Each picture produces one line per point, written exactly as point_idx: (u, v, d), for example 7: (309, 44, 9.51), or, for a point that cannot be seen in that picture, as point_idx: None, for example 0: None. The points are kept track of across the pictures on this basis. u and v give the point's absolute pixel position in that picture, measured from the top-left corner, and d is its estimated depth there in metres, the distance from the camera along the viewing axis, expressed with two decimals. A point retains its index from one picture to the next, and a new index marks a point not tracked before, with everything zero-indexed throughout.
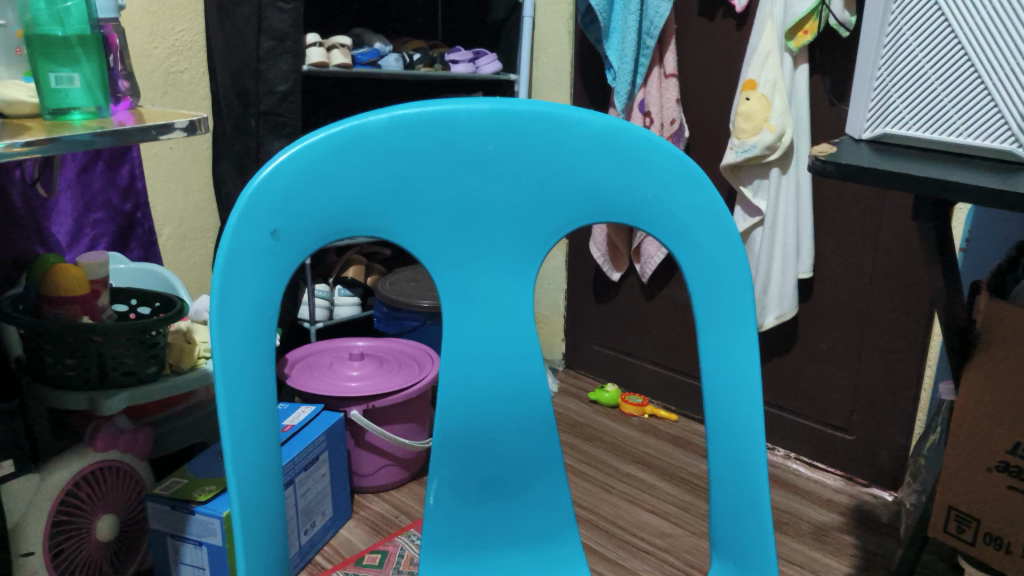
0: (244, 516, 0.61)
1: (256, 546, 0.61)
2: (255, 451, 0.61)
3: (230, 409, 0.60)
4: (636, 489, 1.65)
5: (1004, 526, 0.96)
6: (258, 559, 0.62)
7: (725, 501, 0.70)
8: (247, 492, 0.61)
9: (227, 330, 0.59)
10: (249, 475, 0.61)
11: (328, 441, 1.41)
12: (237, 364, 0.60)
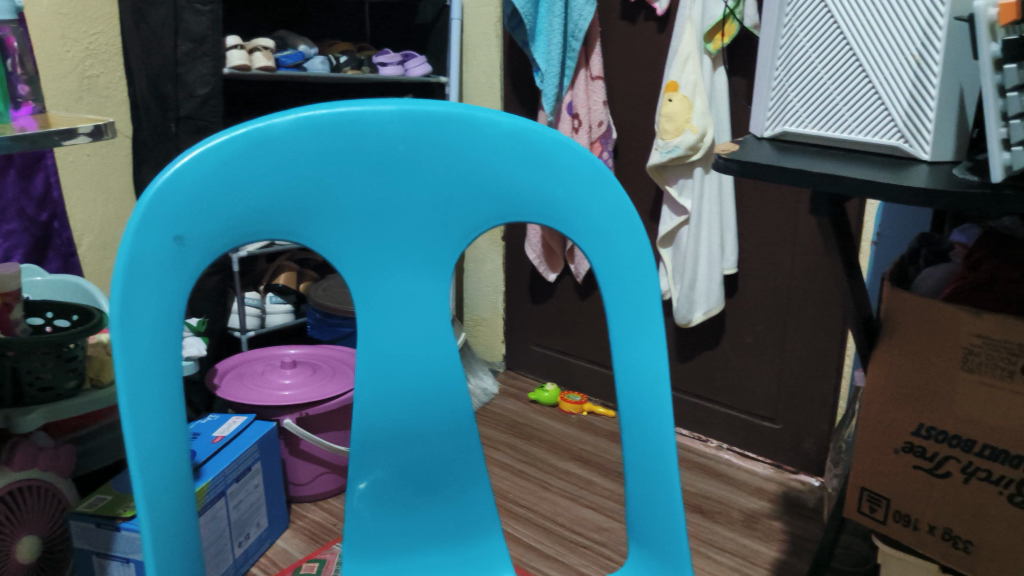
0: (155, 528, 0.60)
1: (166, 550, 0.61)
2: (164, 460, 0.60)
3: (138, 417, 0.59)
4: (575, 486, 1.67)
5: (911, 503, 1.02)
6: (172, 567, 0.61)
7: (640, 489, 0.72)
8: (155, 497, 0.61)
9: (130, 338, 0.59)
10: (157, 480, 0.61)
11: (261, 450, 1.40)
12: (143, 372, 0.59)
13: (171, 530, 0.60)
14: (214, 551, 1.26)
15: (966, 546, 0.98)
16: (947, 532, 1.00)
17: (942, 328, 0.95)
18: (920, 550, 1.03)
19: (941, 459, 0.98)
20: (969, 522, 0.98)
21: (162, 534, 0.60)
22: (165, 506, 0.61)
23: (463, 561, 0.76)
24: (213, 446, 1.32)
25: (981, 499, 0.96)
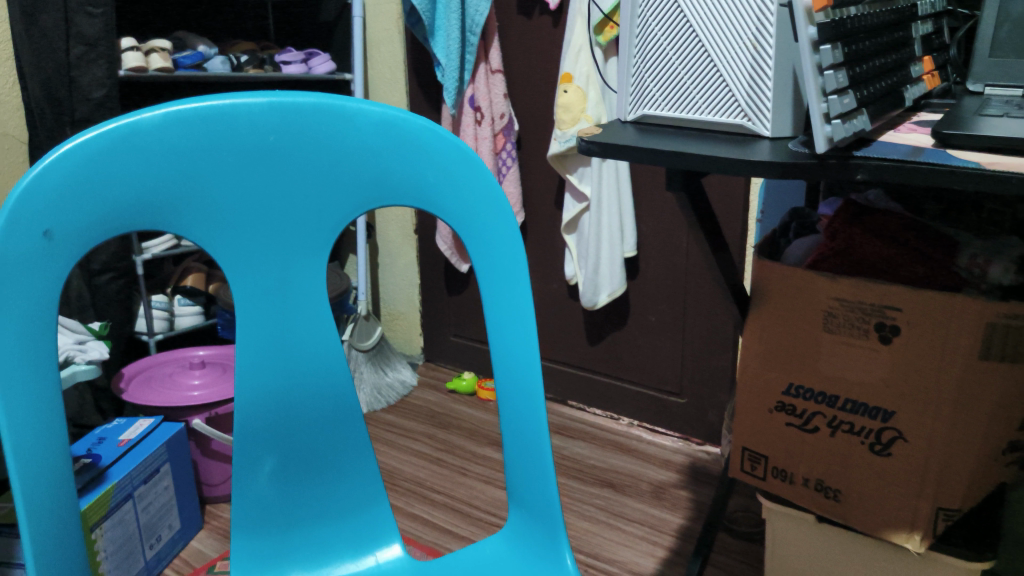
0: (34, 521, 0.59)
1: (48, 542, 0.59)
2: (40, 456, 0.60)
3: (12, 413, 0.58)
4: (491, 469, 1.72)
5: (785, 458, 1.10)
6: (56, 558, 0.60)
7: (516, 454, 0.76)
8: (34, 487, 0.59)
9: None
10: (36, 471, 0.59)
11: (170, 452, 1.38)
12: (15, 365, 0.59)
13: (50, 526, 0.60)
14: (123, 554, 1.25)
15: (836, 495, 1.07)
16: (819, 484, 1.08)
17: (803, 293, 1.02)
18: (797, 502, 1.12)
19: (810, 416, 1.06)
20: (836, 472, 1.06)
21: (40, 532, 0.59)
22: (45, 496, 0.60)
23: (352, 533, 0.79)
24: (119, 449, 1.31)
25: (846, 451, 1.05)
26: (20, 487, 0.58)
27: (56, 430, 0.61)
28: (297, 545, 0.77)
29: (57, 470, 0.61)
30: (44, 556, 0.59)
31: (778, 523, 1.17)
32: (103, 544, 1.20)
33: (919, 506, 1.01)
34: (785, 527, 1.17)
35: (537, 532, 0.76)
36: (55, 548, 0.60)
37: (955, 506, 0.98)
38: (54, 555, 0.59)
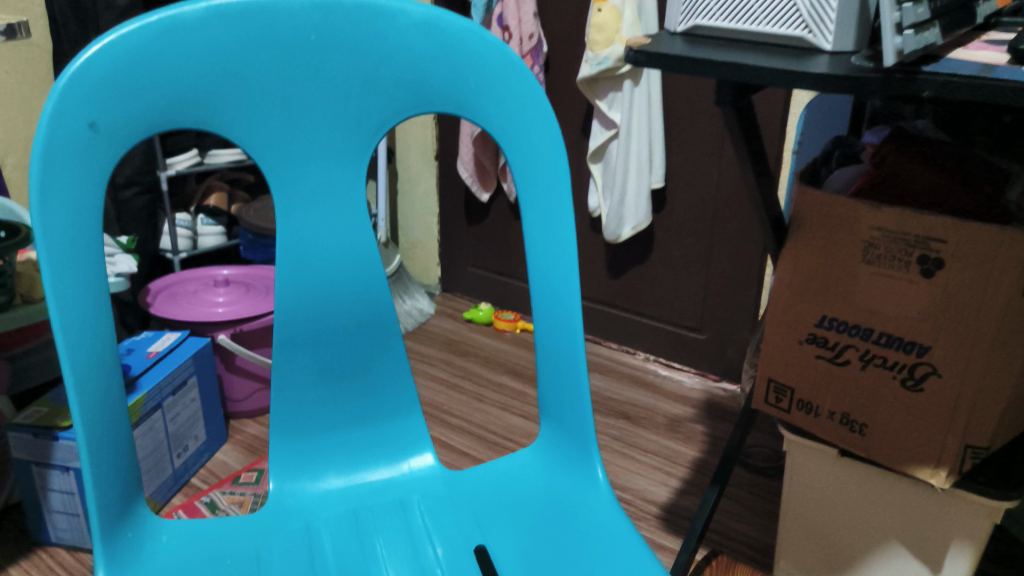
0: (86, 415, 0.58)
1: (99, 435, 0.60)
2: (90, 349, 0.60)
3: (62, 304, 0.58)
4: (507, 396, 1.72)
5: (813, 390, 1.09)
6: (105, 450, 0.60)
7: (550, 370, 0.75)
8: (83, 381, 0.59)
9: (50, 223, 0.58)
10: (85, 363, 0.59)
11: (196, 365, 1.39)
12: (65, 257, 0.58)
13: (99, 418, 0.60)
14: (152, 462, 1.27)
15: (862, 429, 1.05)
16: (845, 417, 1.06)
17: (846, 221, 1.00)
18: (821, 435, 1.10)
19: (842, 349, 1.04)
20: (864, 405, 1.04)
21: (91, 424, 0.59)
22: (95, 389, 0.60)
23: (386, 439, 0.79)
24: (148, 360, 1.31)
25: (877, 384, 1.03)
26: (73, 380, 0.58)
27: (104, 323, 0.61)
28: (331, 449, 0.77)
29: (105, 363, 0.61)
30: (95, 446, 0.59)
31: (799, 456, 1.15)
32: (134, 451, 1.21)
33: (946, 443, 0.98)
34: (805, 462, 1.15)
35: (569, 445, 0.75)
36: (102, 440, 0.60)
37: (984, 444, 0.96)
38: (103, 446, 0.60)
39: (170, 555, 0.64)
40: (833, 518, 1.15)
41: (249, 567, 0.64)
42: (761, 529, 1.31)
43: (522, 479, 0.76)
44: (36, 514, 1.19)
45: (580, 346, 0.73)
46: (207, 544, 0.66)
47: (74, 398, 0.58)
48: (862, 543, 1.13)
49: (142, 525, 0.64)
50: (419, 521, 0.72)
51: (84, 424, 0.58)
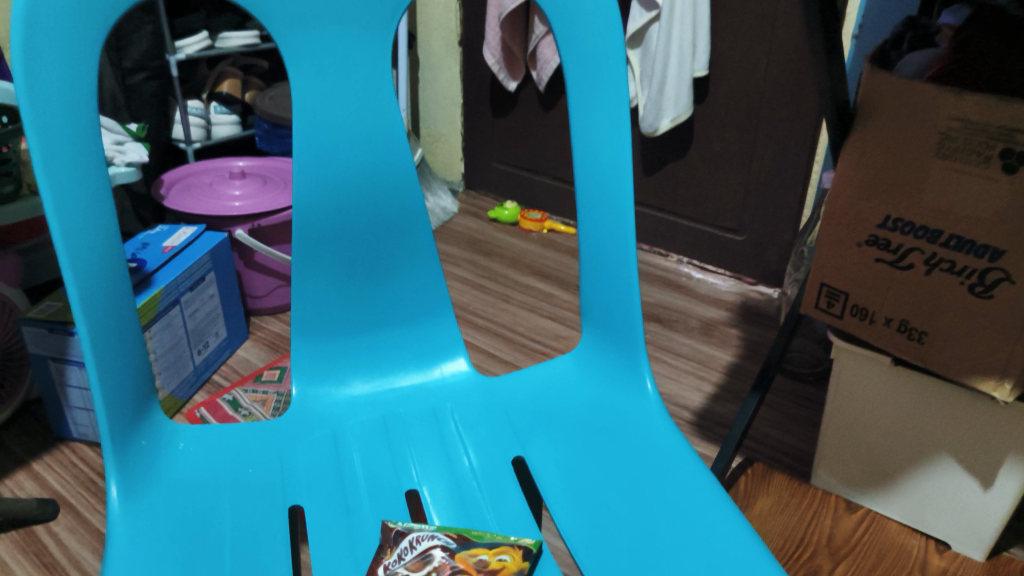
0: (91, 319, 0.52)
1: (106, 340, 0.54)
2: (89, 240, 0.53)
3: (57, 194, 0.50)
4: (534, 298, 1.65)
5: (870, 296, 1.02)
6: (114, 356, 0.54)
7: (595, 271, 0.68)
8: (85, 281, 0.52)
9: (37, 99, 0.50)
10: (88, 261, 0.53)
11: (213, 261, 1.33)
12: (57, 139, 0.51)
13: (104, 318, 0.54)
14: (172, 358, 1.23)
15: (921, 338, 0.98)
16: (903, 325, 0.99)
17: (921, 110, 0.90)
18: (874, 342, 1.03)
19: (906, 252, 0.96)
20: (926, 312, 0.97)
21: (98, 330, 0.53)
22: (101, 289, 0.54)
23: (416, 342, 0.74)
24: (163, 256, 1.25)
25: (942, 291, 0.95)
26: (72, 276, 0.51)
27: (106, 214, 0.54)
28: (356, 351, 0.72)
29: (106, 256, 0.54)
30: (100, 350, 0.53)
31: (848, 364, 1.09)
32: (153, 347, 1.17)
33: (1014, 352, 0.91)
34: (854, 370, 1.09)
35: (613, 352, 0.69)
36: (108, 342, 0.54)
37: None
38: (109, 349, 0.54)
39: (189, 464, 0.59)
40: (878, 429, 1.10)
41: (274, 478, 0.60)
42: (799, 438, 1.28)
43: (563, 388, 0.70)
44: (56, 409, 1.16)
45: (630, 248, 0.64)
46: (229, 452, 0.61)
47: (75, 295, 0.51)
48: (909, 454, 1.09)
49: (157, 431, 0.60)
50: (452, 430, 0.67)
51: (89, 327, 0.52)
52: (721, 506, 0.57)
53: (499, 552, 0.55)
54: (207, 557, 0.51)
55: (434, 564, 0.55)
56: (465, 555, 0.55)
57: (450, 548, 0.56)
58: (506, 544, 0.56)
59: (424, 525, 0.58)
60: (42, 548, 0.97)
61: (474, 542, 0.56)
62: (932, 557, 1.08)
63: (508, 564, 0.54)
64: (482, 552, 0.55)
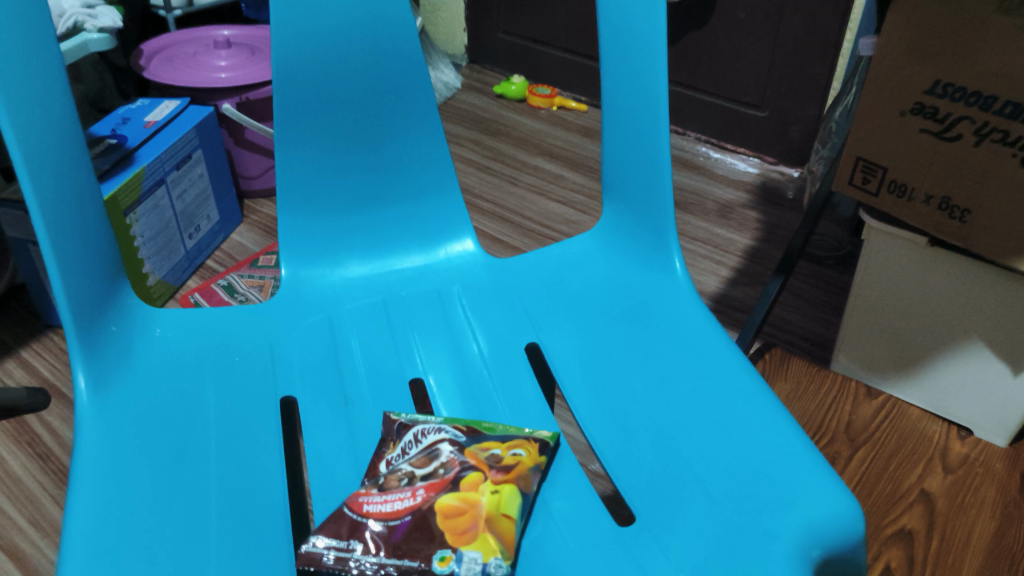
0: (40, 189, 0.46)
1: (63, 213, 0.48)
2: (36, 105, 0.46)
3: None
4: (543, 181, 1.42)
5: (911, 172, 0.93)
6: (72, 232, 0.48)
7: (618, 138, 0.60)
8: (31, 142, 0.45)
9: None
10: (35, 120, 0.46)
11: (201, 138, 1.23)
12: None
13: (59, 196, 0.47)
14: (162, 241, 1.16)
15: (964, 217, 0.91)
16: (944, 202, 0.91)
17: None
18: (911, 222, 0.96)
19: (954, 122, 0.87)
20: (972, 188, 0.89)
21: (50, 200, 0.47)
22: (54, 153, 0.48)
23: (418, 218, 0.66)
24: (145, 131, 1.16)
25: (990, 165, 0.87)
26: (17, 146, 0.44)
27: (53, 66, 0.47)
28: (352, 231, 0.65)
29: (58, 126, 0.48)
30: (58, 230, 0.47)
31: (878, 245, 1.01)
32: (139, 230, 1.09)
33: None
34: (885, 251, 1.01)
35: (638, 229, 0.62)
36: (66, 223, 0.48)
37: None
38: (69, 230, 0.48)
39: (167, 353, 0.54)
40: (907, 312, 1.03)
41: (263, 366, 0.55)
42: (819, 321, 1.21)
43: (581, 268, 0.64)
44: (41, 295, 1.11)
45: (663, 111, 0.55)
46: (212, 338, 0.56)
47: (21, 167, 0.45)
48: (936, 340, 1.02)
49: (130, 316, 0.54)
50: (459, 315, 0.61)
51: (39, 199, 0.45)
52: (759, 397, 0.51)
53: (513, 446, 0.50)
54: (190, 458, 0.47)
55: (443, 460, 0.50)
56: (476, 450, 0.50)
57: (460, 441, 0.51)
58: (521, 438, 0.51)
59: (430, 417, 0.53)
60: (35, 437, 0.94)
61: (487, 436, 0.51)
62: (953, 443, 1.04)
63: (524, 459, 0.49)
64: (494, 446, 0.50)
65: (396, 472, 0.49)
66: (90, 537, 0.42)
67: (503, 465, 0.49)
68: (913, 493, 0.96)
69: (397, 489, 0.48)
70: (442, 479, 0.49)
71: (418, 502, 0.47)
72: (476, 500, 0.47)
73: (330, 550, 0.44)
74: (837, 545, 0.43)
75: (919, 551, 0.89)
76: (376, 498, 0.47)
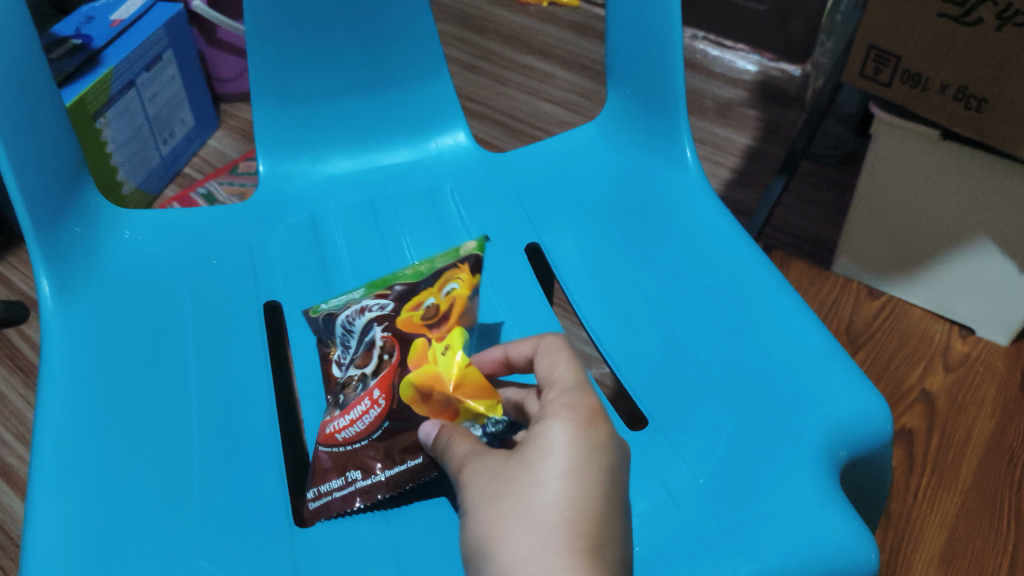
0: None
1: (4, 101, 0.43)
2: None
3: None
4: (533, 80, 1.27)
5: (929, 60, 0.72)
6: (18, 124, 0.43)
7: (624, 18, 0.54)
8: None
9: None
10: None
11: (172, 36, 1.03)
12: None
13: (6, 82, 0.43)
14: (135, 149, 1.01)
15: (979, 107, 0.70)
16: (961, 92, 0.71)
17: None
18: (923, 116, 0.75)
19: (974, 5, 0.67)
20: (991, 76, 0.69)
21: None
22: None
23: (406, 110, 0.61)
24: (112, 31, 0.97)
25: (1016, 50, 0.67)
26: None
27: None
28: (333, 124, 0.60)
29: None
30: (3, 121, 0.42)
31: (885, 140, 0.80)
32: (108, 137, 0.94)
33: None
34: (893, 145, 0.80)
35: (645, 117, 0.57)
36: (7, 113, 0.43)
37: None
38: (18, 122, 0.44)
39: (137, 254, 0.50)
40: (910, 207, 0.83)
41: (243, 268, 0.51)
42: (821, 222, 1.01)
43: (582, 160, 0.59)
44: None
45: None
46: (185, 236, 0.52)
47: None
48: (943, 235, 0.83)
49: (93, 215, 0.50)
50: (452, 212, 0.57)
51: None
52: (778, 290, 0.48)
53: (441, 287, 0.47)
54: (166, 366, 0.44)
55: (381, 343, 0.45)
56: (407, 312, 0.46)
57: (389, 307, 0.46)
58: (450, 273, 0.48)
59: (348, 296, 0.48)
60: (15, 351, 0.82)
61: (412, 292, 0.47)
62: (954, 342, 0.86)
63: (459, 294, 0.46)
64: (425, 297, 0.47)
65: (351, 381, 0.44)
66: (64, 453, 0.39)
67: (441, 314, 0.45)
68: (913, 392, 0.81)
69: (356, 401, 0.43)
70: (389, 367, 0.44)
71: (384, 405, 0.42)
72: (434, 372, 0.42)
73: (334, 492, 0.41)
74: (862, 443, 0.41)
75: (918, 455, 0.76)
76: (342, 424, 0.43)
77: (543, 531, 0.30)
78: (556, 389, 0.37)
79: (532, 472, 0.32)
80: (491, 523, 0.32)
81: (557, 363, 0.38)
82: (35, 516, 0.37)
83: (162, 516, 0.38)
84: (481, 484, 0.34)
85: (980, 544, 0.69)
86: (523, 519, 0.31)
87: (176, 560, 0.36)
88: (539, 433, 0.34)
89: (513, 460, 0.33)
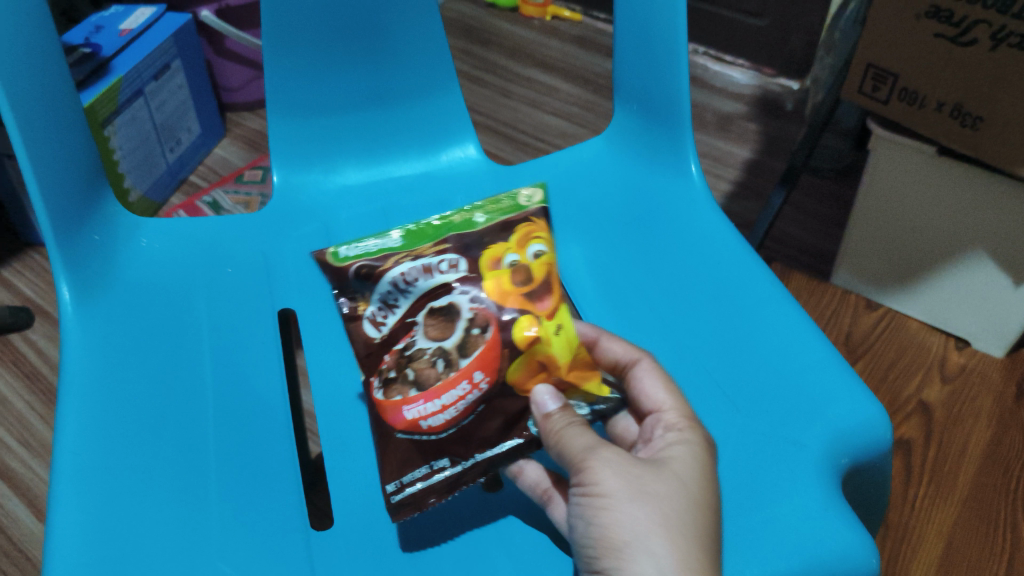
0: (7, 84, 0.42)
1: (29, 112, 0.44)
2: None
3: None
4: (535, 92, 1.28)
5: (926, 78, 0.73)
6: (40, 139, 0.44)
7: (629, 38, 0.56)
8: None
9: None
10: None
11: (180, 45, 1.04)
12: None
13: (32, 94, 0.44)
14: (142, 157, 1.01)
15: (974, 125, 0.72)
16: (956, 110, 0.72)
17: None
18: (921, 131, 0.76)
19: (970, 25, 0.68)
20: (987, 94, 0.70)
21: (20, 94, 0.43)
22: (26, 45, 0.44)
23: (416, 122, 0.62)
24: (122, 40, 0.98)
25: (1010, 69, 0.68)
26: None
27: None
28: (346, 135, 0.61)
29: (30, 15, 0.44)
30: (29, 132, 0.44)
31: (884, 156, 0.81)
32: (116, 145, 0.95)
33: None
34: (895, 162, 0.81)
35: (651, 132, 0.59)
36: (32, 124, 0.44)
37: None
38: (42, 134, 0.45)
39: (154, 262, 0.52)
40: (910, 224, 0.84)
41: (258, 277, 0.52)
42: (821, 235, 1.02)
43: (589, 173, 0.60)
44: None
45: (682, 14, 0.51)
46: (200, 245, 0.53)
47: None
48: (941, 250, 0.84)
49: (112, 223, 0.51)
50: None
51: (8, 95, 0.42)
52: (781, 302, 0.49)
53: (527, 246, 0.48)
54: (185, 371, 0.45)
55: (469, 316, 0.45)
56: (491, 272, 0.46)
57: (464, 267, 0.47)
58: (528, 230, 0.49)
59: (376, 245, 0.48)
60: (20, 357, 0.83)
61: (486, 249, 0.48)
62: (950, 354, 0.88)
63: (548, 258, 0.48)
64: (507, 255, 0.47)
65: (425, 356, 0.44)
66: (84, 456, 0.40)
67: (537, 280, 0.46)
68: (911, 403, 0.82)
69: (442, 384, 0.43)
70: (483, 345, 0.43)
71: (481, 390, 0.43)
72: (550, 347, 0.43)
73: (417, 483, 0.41)
74: (862, 452, 0.42)
75: (915, 465, 0.77)
76: (430, 409, 0.42)
77: (686, 552, 0.33)
78: (675, 417, 0.40)
79: (673, 492, 0.35)
80: (658, 527, 0.34)
81: (661, 386, 0.42)
82: (58, 519, 0.38)
83: (183, 519, 0.39)
84: (627, 479, 0.35)
85: (975, 553, 0.70)
86: (688, 534, 0.34)
87: (197, 560, 0.37)
88: (678, 455, 0.37)
89: (652, 474, 0.36)
